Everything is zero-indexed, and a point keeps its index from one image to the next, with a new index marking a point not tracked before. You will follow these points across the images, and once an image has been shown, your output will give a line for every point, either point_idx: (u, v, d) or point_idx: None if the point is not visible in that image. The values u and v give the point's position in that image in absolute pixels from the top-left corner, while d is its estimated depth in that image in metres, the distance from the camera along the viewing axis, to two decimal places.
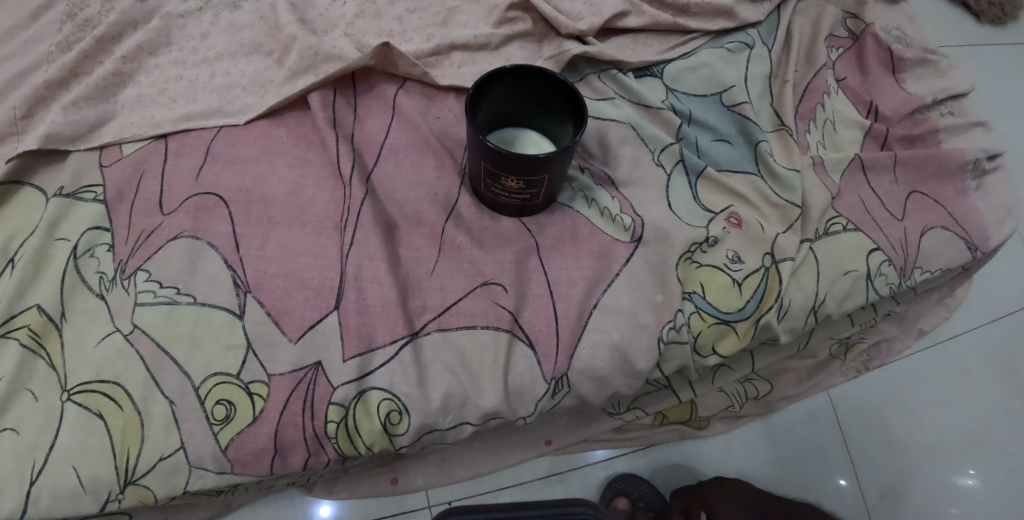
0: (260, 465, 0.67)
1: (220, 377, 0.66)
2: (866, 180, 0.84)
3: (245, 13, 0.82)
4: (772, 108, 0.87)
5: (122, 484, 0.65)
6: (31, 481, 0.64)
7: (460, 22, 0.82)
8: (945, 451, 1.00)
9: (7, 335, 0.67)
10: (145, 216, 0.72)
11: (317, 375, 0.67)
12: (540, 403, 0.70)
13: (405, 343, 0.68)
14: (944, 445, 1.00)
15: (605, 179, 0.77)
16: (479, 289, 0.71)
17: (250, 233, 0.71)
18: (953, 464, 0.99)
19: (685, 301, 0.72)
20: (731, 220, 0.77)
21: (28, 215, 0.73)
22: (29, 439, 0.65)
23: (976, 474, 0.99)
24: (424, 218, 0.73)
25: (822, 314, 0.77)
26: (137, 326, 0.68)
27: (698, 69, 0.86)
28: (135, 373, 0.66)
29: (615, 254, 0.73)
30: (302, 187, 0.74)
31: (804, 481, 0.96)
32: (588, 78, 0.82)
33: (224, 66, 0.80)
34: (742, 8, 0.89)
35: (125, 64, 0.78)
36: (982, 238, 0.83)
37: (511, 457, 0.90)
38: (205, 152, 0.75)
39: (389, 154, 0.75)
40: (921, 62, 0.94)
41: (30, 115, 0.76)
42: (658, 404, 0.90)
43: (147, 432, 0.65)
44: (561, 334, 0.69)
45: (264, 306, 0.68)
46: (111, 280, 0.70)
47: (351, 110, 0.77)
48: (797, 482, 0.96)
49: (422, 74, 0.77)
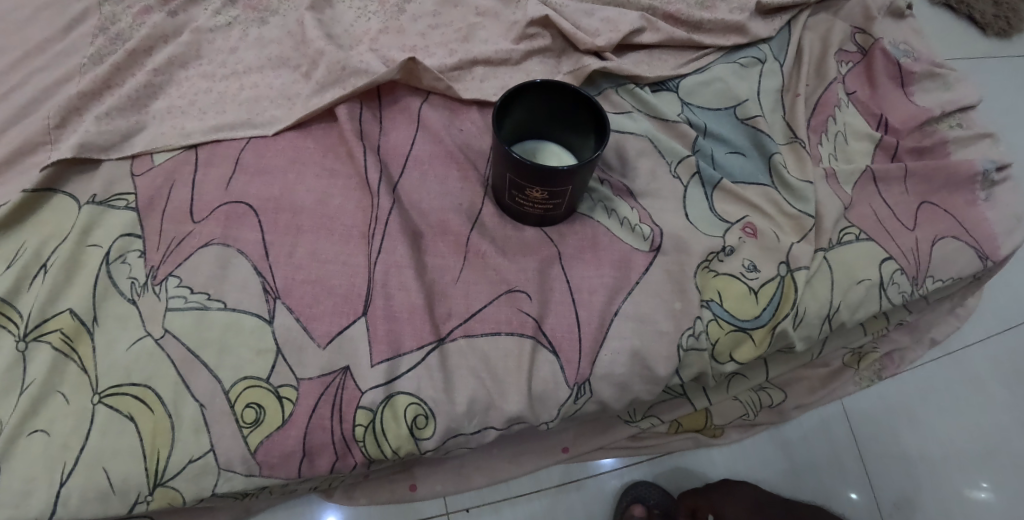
0: (287, 468, 0.68)
1: (250, 380, 0.68)
2: (878, 191, 0.86)
3: (272, 29, 0.85)
4: (784, 121, 0.89)
5: (152, 486, 0.66)
6: (62, 482, 0.65)
7: (481, 37, 0.85)
8: (960, 461, 1.01)
9: (40, 338, 0.69)
10: (176, 223, 0.74)
11: (345, 380, 0.68)
12: (562, 409, 0.71)
13: (432, 348, 0.70)
14: (959, 456, 1.01)
15: (623, 189, 0.79)
16: (502, 296, 0.72)
17: (279, 241, 0.73)
18: (966, 477, 1.00)
19: (702, 308, 0.74)
20: (746, 230, 0.79)
21: (60, 221, 0.75)
22: (60, 440, 0.66)
23: (990, 487, 0.99)
24: (448, 227, 0.75)
25: (836, 323, 0.79)
26: (167, 331, 0.69)
27: (712, 83, 0.88)
28: (166, 377, 0.68)
29: (634, 262, 0.74)
30: (329, 197, 0.76)
31: (822, 491, 0.97)
32: (606, 92, 0.84)
33: (252, 79, 0.82)
34: (754, 25, 0.91)
35: (157, 77, 0.81)
36: (994, 247, 0.85)
37: (527, 464, 0.91)
38: (235, 163, 0.77)
39: (414, 165, 0.77)
40: (929, 75, 0.96)
41: (63, 125, 0.79)
42: (674, 412, 0.92)
43: (178, 434, 0.67)
44: (582, 340, 0.71)
45: (292, 312, 0.70)
46: (142, 285, 0.72)
47: (376, 122, 0.79)
48: (817, 490, 0.97)
49: (445, 88, 0.80)
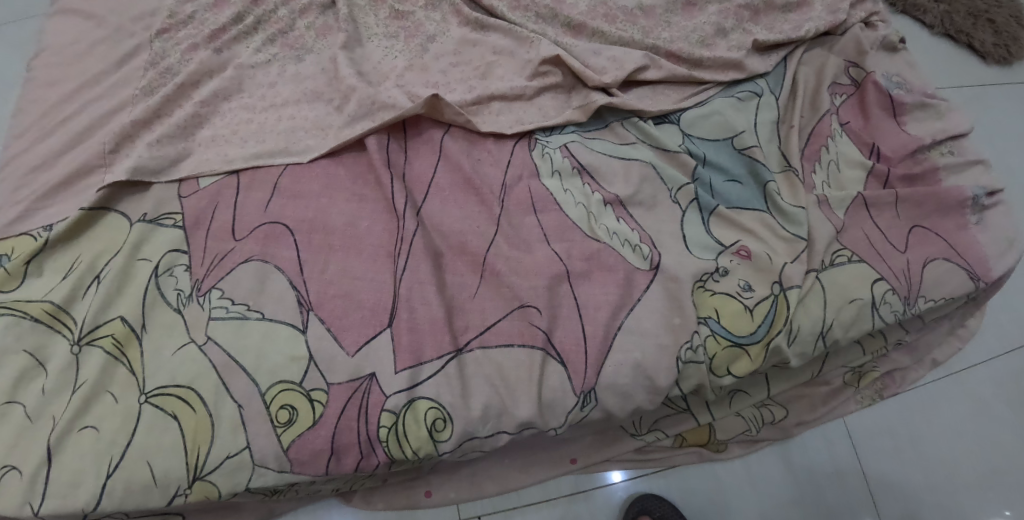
0: (316, 465, 0.74)
1: (284, 384, 0.75)
2: (869, 216, 0.91)
3: (307, 65, 0.94)
4: (779, 150, 0.95)
5: (190, 479, 0.73)
6: (107, 474, 0.72)
7: (498, 74, 0.92)
8: (965, 488, 1.01)
9: (93, 342, 0.77)
10: (219, 241, 0.82)
11: (371, 385, 0.75)
12: (570, 415, 0.76)
13: (450, 358, 0.77)
14: (962, 483, 1.02)
15: (615, 202, 0.85)
16: (516, 311, 0.78)
17: (313, 258, 0.81)
18: (977, 500, 1.01)
19: (700, 324, 0.80)
20: (740, 253, 0.85)
21: (113, 237, 0.83)
22: (108, 436, 0.73)
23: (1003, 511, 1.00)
24: (467, 247, 0.81)
25: (829, 339, 0.85)
26: (209, 338, 0.77)
27: (711, 116, 0.94)
28: (208, 379, 0.75)
29: (636, 280, 0.80)
30: (359, 219, 0.83)
31: (843, 503, 1.00)
32: (612, 125, 0.92)
33: (289, 111, 0.90)
34: (751, 61, 0.98)
35: (203, 108, 0.89)
36: (984, 269, 0.90)
37: (537, 474, 0.96)
38: (273, 187, 0.84)
39: (435, 192, 0.84)
40: (920, 106, 1.02)
41: (117, 150, 0.87)
42: (677, 426, 0.98)
43: (217, 432, 0.73)
44: (589, 353, 0.76)
45: (324, 322, 0.77)
46: (187, 296, 0.79)
47: (402, 152, 0.87)
48: (838, 500, 1.00)
49: (465, 121, 0.88)
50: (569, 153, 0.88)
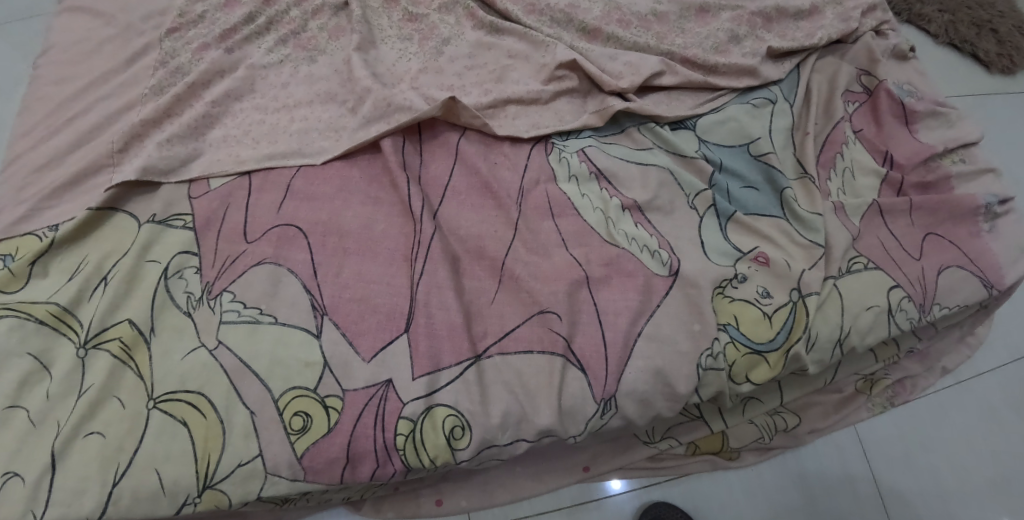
0: (330, 474, 0.72)
1: (298, 390, 0.73)
2: (885, 223, 0.91)
3: (321, 66, 0.93)
4: (794, 157, 0.94)
5: (200, 488, 0.71)
6: (114, 482, 0.70)
7: (514, 78, 0.92)
8: (976, 496, 1.01)
9: (99, 345, 0.75)
10: (230, 243, 0.80)
11: (387, 392, 0.74)
12: (590, 423, 0.75)
13: (469, 364, 0.76)
14: (973, 491, 1.01)
15: (633, 207, 0.84)
16: (535, 317, 0.77)
17: (327, 261, 0.79)
18: (989, 508, 1.00)
19: (720, 331, 0.79)
20: (758, 259, 0.84)
21: (120, 238, 0.81)
22: (115, 442, 0.71)
23: None
24: (485, 251, 0.80)
25: (847, 347, 0.84)
26: (221, 342, 0.75)
27: (727, 122, 0.94)
28: (219, 385, 0.73)
29: (655, 286, 0.79)
30: (374, 222, 0.82)
31: (855, 511, 0.99)
32: (628, 130, 0.92)
33: (302, 112, 0.89)
34: (765, 68, 0.98)
35: (214, 108, 0.88)
36: (999, 276, 0.90)
37: (549, 482, 0.94)
38: (286, 188, 0.83)
39: (451, 196, 0.83)
40: (932, 113, 1.02)
41: (125, 149, 0.85)
42: (691, 434, 0.96)
43: (228, 439, 0.72)
44: (609, 359, 0.75)
45: (339, 327, 0.76)
46: (197, 299, 0.77)
47: (417, 154, 0.86)
48: (850, 508, 0.99)
49: (481, 124, 0.87)
50: (586, 157, 0.87)
